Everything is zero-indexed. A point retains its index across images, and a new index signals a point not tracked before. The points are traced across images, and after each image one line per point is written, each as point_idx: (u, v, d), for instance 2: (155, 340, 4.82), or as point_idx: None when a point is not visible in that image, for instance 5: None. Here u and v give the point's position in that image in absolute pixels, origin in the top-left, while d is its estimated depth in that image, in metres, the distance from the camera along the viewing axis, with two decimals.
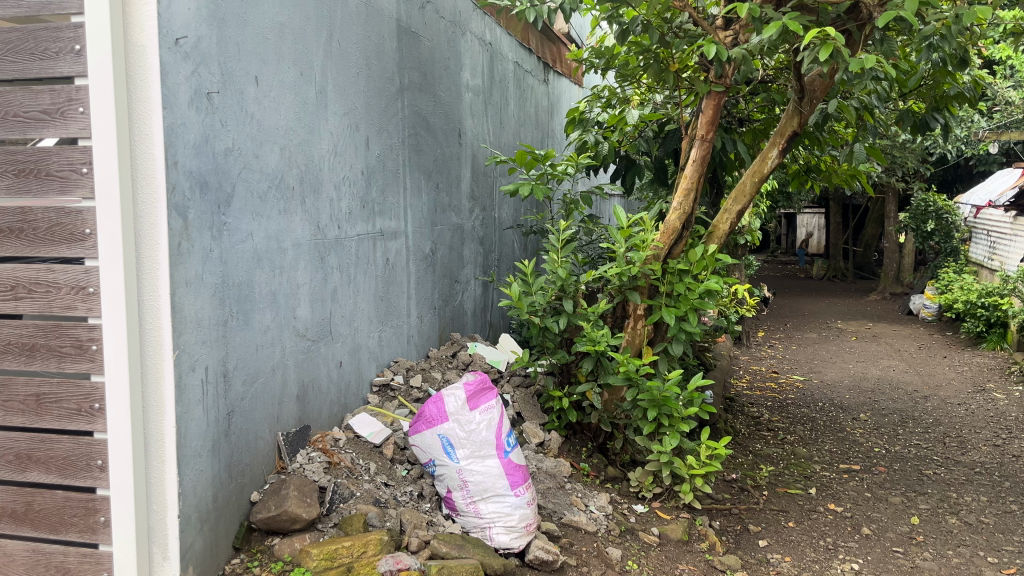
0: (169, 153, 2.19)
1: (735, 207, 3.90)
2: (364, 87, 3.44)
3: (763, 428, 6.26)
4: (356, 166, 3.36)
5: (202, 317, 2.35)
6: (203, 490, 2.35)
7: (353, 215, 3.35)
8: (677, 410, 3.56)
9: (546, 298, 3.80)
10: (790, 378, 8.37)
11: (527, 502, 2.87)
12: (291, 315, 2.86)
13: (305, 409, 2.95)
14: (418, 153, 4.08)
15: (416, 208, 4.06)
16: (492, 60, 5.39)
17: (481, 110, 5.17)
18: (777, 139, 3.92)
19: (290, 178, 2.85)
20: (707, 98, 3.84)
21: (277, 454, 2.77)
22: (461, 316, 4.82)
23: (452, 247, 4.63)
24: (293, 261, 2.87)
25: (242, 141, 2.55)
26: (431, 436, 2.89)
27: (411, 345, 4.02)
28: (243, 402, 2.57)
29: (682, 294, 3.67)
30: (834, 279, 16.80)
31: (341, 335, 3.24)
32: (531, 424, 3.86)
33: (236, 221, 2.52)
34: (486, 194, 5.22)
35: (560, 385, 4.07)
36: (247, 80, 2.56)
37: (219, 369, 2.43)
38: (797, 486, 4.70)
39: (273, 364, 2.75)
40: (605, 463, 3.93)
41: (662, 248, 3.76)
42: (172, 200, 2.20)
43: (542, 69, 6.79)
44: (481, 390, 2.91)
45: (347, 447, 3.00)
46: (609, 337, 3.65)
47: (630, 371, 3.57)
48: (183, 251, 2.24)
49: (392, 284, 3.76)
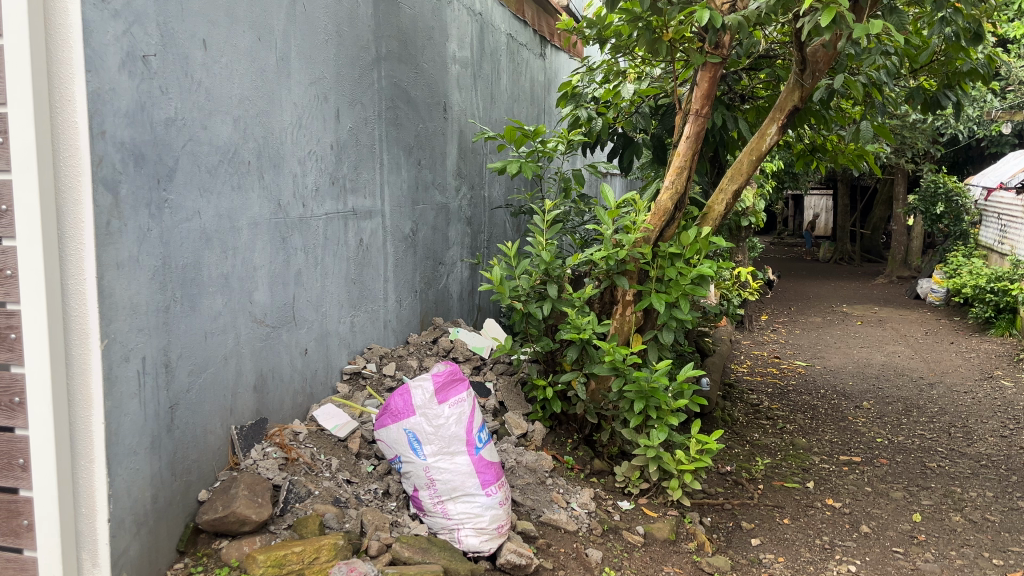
0: (95, 122, 1.97)
1: (731, 187, 3.65)
2: (335, 55, 3.21)
3: (762, 416, 6.06)
4: (325, 140, 3.15)
5: (139, 302, 2.14)
6: (140, 492, 2.17)
7: (321, 193, 3.14)
8: (666, 402, 3.34)
9: (530, 283, 3.59)
10: (792, 363, 8.16)
11: (500, 502, 2.68)
12: (247, 300, 2.66)
13: (263, 401, 2.77)
14: (398, 127, 3.86)
15: (395, 185, 3.84)
16: (483, 31, 5.14)
17: (470, 83, 4.92)
18: (777, 114, 3.62)
19: (246, 151, 2.64)
20: (702, 70, 3.55)
21: (231, 449, 2.59)
22: (446, 299, 4.62)
23: (437, 228, 4.42)
24: (249, 241, 2.67)
25: (187, 109, 2.33)
26: (397, 431, 2.68)
27: (388, 331, 3.83)
28: (189, 394, 2.38)
29: (673, 278, 3.45)
30: (840, 262, 16.53)
31: (306, 321, 3.05)
32: (514, 415, 3.67)
33: (180, 198, 2.32)
34: (475, 172, 4.99)
35: (545, 374, 3.88)
36: (192, 43, 2.34)
37: (160, 359, 2.24)
38: (794, 479, 4.50)
39: (226, 353, 2.55)
40: (592, 456, 3.74)
41: (653, 230, 3.53)
42: (98, 173, 1.98)
43: (537, 43, 6.53)
44: (451, 382, 2.72)
45: (308, 441, 2.81)
46: (595, 324, 3.45)
47: (616, 360, 3.37)
48: (113, 231, 2.04)
49: (366, 266, 3.56)
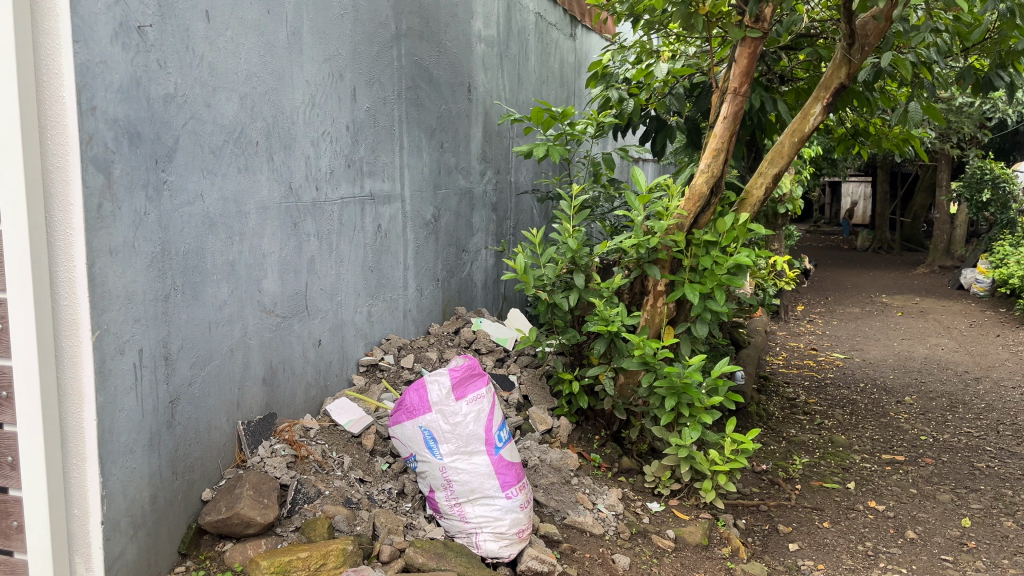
0: (85, 97, 1.83)
1: (772, 171, 3.41)
2: (351, 31, 3.05)
3: (799, 411, 5.83)
4: (340, 121, 2.99)
5: (134, 291, 2.01)
6: (136, 492, 2.03)
7: (336, 176, 2.99)
8: (700, 399, 3.16)
9: (556, 272, 3.41)
10: (830, 355, 7.88)
11: (521, 505, 2.52)
12: (255, 289, 2.52)
13: (272, 395, 2.63)
14: (419, 108, 3.69)
15: (416, 168, 3.68)
16: (510, 10, 4.94)
17: (497, 63, 4.73)
18: (821, 92, 3.35)
19: (254, 131, 2.49)
20: (741, 45, 3.31)
21: (238, 446, 2.46)
22: (470, 288, 4.46)
23: (460, 214, 4.26)
24: (257, 226, 2.52)
25: (188, 85, 2.19)
26: (413, 428, 2.53)
27: (409, 321, 3.68)
28: (191, 388, 2.25)
29: (708, 269, 3.27)
30: (878, 251, 16.06)
31: (320, 310, 2.91)
32: (538, 409, 3.50)
33: (181, 179, 2.17)
34: (500, 157, 4.81)
35: (572, 367, 3.70)
36: (194, 14, 2.19)
37: (159, 350, 2.11)
38: (834, 479, 4.28)
39: (232, 345, 2.42)
40: (620, 454, 3.56)
41: (687, 216, 3.32)
42: (88, 152, 1.85)
43: (567, 23, 6.32)
44: (469, 377, 2.55)
45: (320, 438, 2.66)
46: (624, 316, 3.27)
47: (646, 355, 3.18)
48: (105, 214, 1.90)
49: (385, 253, 3.41)
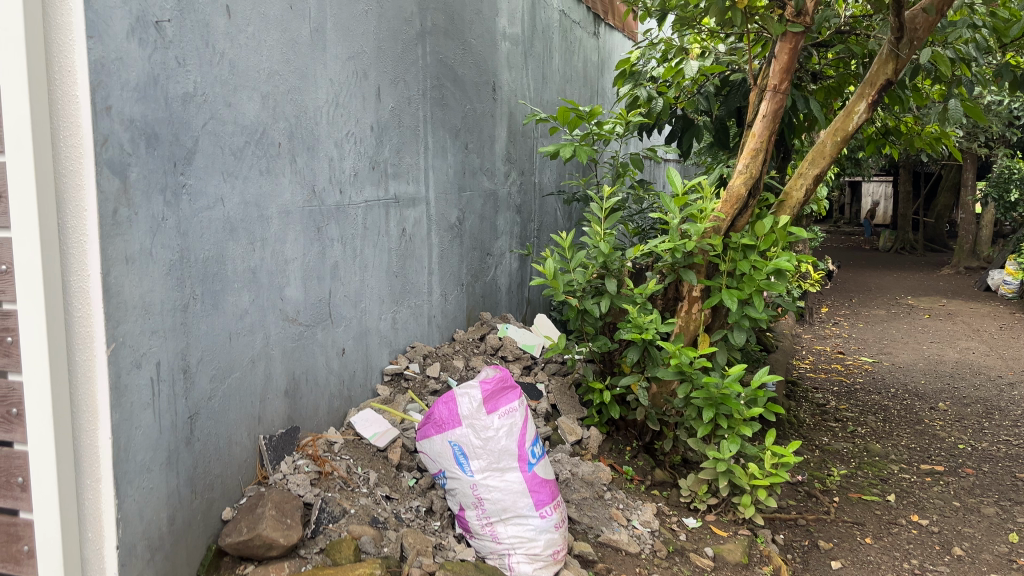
0: (99, 95, 1.72)
1: (812, 171, 3.26)
2: (375, 28, 2.93)
3: (830, 418, 5.65)
4: (364, 121, 2.88)
5: (152, 301, 1.90)
6: (153, 513, 1.93)
7: (360, 178, 2.88)
8: (739, 410, 3.01)
9: (586, 277, 3.28)
10: (858, 359, 7.69)
11: (556, 525, 2.39)
12: (277, 296, 2.41)
13: (295, 407, 2.52)
14: (444, 108, 3.57)
15: (440, 170, 3.57)
16: (534, 7, 4.82)
17: (521, 62, 4.61)
18: (866, 89, 3.20)
19: (276, 132, 2.38)
20: (781, 41, 3.17)
21: (259, 462, 2.35)
22: (494, 292, 4.34)
23: (485, 216, 4.13)
24: (279, 231, 2.41)
25: (208, 83, 2.08)
26: (442, 443, 2.42)
27: (433, 328, 3.57)
28: (211, 402, 2.14)
29: (747, 273, 3.10)
30: (901, 251, 15.79)
31: (343, 318, 2.80)
32: (567, 419, 3.38)
33: (200, 182, 2.06)
34: (525, 157, 4.69)
35: (602, 375, 3.57)
36: (214, 9, 2.08)
37: (178, 363, 2.00)
38: (873, 491, 4.12)
39: (253, 356, 2.31)
40: (653, 466, 3.42)
41: (724, 219, 3.18)
42: (103, 154, 1.74)
43: (591, 21, 6.19)
44: (501, 389, 2.44)
45: (344, 452, 2.55)
46: (659, 324, 3.13)
47: (682, 364, 3.04)
48: (120, 220, 1.79)
49: (409, 258, 3.30)
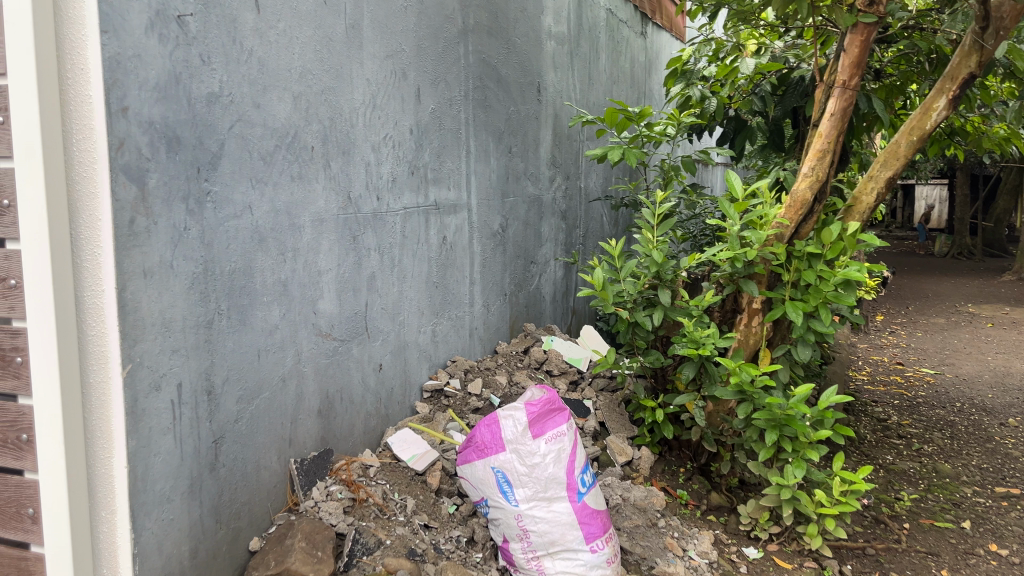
0: (115, 95, 1.59)
1: (884, 174, 3.01)
2: (415, 25, 2.78)
3: (893, 434, 5.33)
4: (403, 123, 2.72)
5: (172, 318, 1.76)
6: (174, 546, 1.78)
7: (399, 183, 2.72)
8: (805, 433, 2.77)
9: (638, 288, 3.07)
10: (919, 371, 7.31)
11: (607, 560, 2.20)
12: (310, 310, 2.27)
13: (329, 428, 2.37)
14: (487, 109, 3.41)
15: (483, 175, 3.40)
16: (580, 6, 4.64)
17: (567, 62, 4.43)
18: (945, 84, 2.96)
19: (309, 135, 2.23)
20: (851, 32, 2.94)
21: (290, 487, 2.20)
22: (539, 302, 4.15)
23: (529, 223, 3.96)
24: (313, 241, 2.27)
25: (235, 83, 1.93)
26: (484, 469, 2.24)
27: (475, 340, 3.40)
28: (238, 425, 1.99)
29: (813, 284, 2.88)
30: (959, 256, 15.16)
31: (380, 332, 2.64)
32: (617, 438, 3.18)
33: (226, 189, 1.92)
34: (570, 161, 4.50)
35: (654, 392, 3.36)
36: (242, 3, 1.94)
37: (201, 384, 1.86)
38: (945, 517, 3.82)
39: (284, 374, 2.16)
40: (708, 489, 3.19)
41: (787, 225, 2.95)
42: (118, 159, 1.60)
43: (639, 20, 5.99)
44: (548, 412, 2.27)
45: (380, 477, 2.39)
46: (717, 338, 2.91)
47: (743, 382, 2.82)
48: (138, 230, 1.65)
49: (450, 267, 3.13)
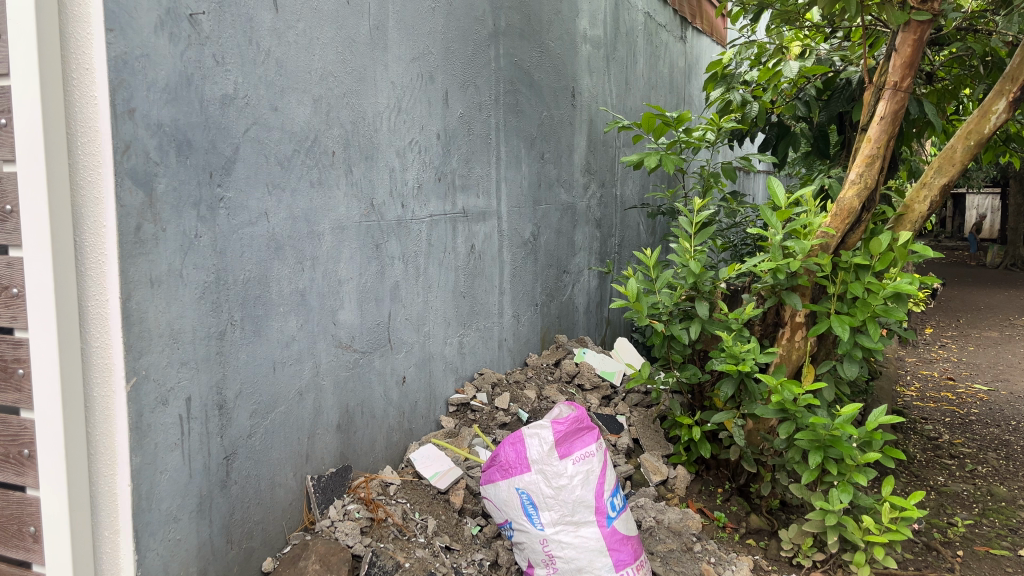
0: (122, 96, 1.52)
1: (938, 181, 2.84)
2: (443, 27, 2.69)
3: (944, 453, 5.08)
4: (429, 128, 2.64)
5: (181, 329, 1.69)
6: (181, 568, 1.71)
7: (425, 190, 2.64)
8: (851, 456, 2.60)
9: (674, 299, 2.94)
10: (971, 387, 7.00)
11: None
12: (330, 321, 2.18)
13: (349, 444, 2.29)
14: (519, 114, 3.31)
15: (514, 181, 3.30)
16: (618, 8, 4.52)
17: (603, 66, 4.31)
18: (1005, 86, 2.78)
19: (329, 139, 2.15)
20: (904, 31, 2.77)
21: (306, 505, 2.11)
22: (572, 312, 4.04)
23: (562, 231, 3.85)
24: (333, 250, 2.19)
25: (252, 85, 1.87)
26: (508, 490, 2.13)
27: (504, 352, 3.30)
28: (252, 441, 1.91)
29: (860, 297, 2.71)
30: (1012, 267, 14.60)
31: (404, 343, 2.55)
32: (651, 456, 3.06)
33: (241, 195, 1.85)
34: (606, 168, 4.38)
35: (691, 409, 3.22)
36: (259, 2, 1.87)
37: (212, 398, 1.78)
38: (1003, 544, 3.59)
39: (301, 388, 2.08)
40: (748, 511, 3.02)
41: (833, 235, 2.80)
42: (125, 163, 1.53)
43: (678, 24, 5.85)
44: (575, 431, 2.15)
45: (400, 495, 2.29)
46: (757, 354, 2.76)
47: (785, 401, 2.67)
48: (145, 237, 1.59)
49: (478, 276, 3.04)
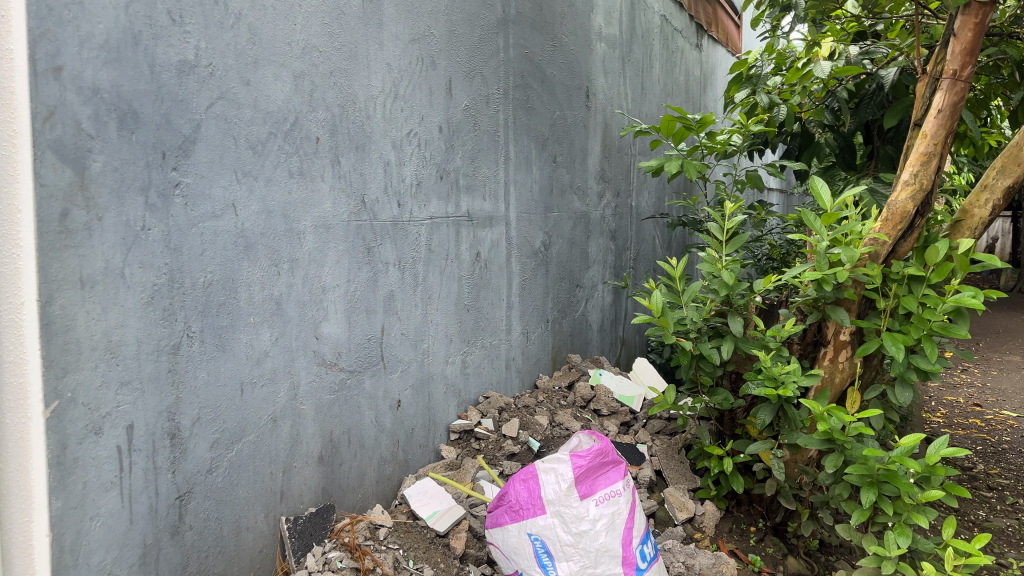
0: (46, 53, 1.23)
1: (1001, 183, 2.52)
2: (447, 7, 2.41)
3: (982, 485, 4.71)
4: (430, 119, 2.35)
5: (123, 340, 1.38)
6: None
7: (424, 189, 2.34)
8: (910, 494, 2.25)
9: (703, 314, 2.62)
10: (999, 413, 6.62)
11: None
12: (312, 336, 1.88)
13: (333, 479, 1.97)
14: (529, 112, 3.02)
15: (524, 184, 3.01)
16: (633, 8, 4.25)
17: (619, 67, 4.03)
18: None
19: (313, 124, 1.85)
20: (963, 13, 2.45)
21: (281, 552, 1.80)
22: (585, 330, 3.72)
23: (575, 242, 3.54)
24: (317, 252, 1.88)
25: (218, 52, 1.57)
26: (519, 536, 1.81)
27: (512, 373, 2.98)
28: (213, 478, 1.60)
29: (915, 313, 2.39)
30: None
31: (400, 362, 2.24)
32: (676, 490, 2.72)
33: (203, 181, 1.55)
34: (621, 176, 4.08)
35: (721, 437, 2.90)
36: None
37: (161, 424, 1.47)
38: None
39: (276, 413, 1.77)
40: (784, 553, 2.68)
41: (883, 243, 2.49)
42: (47, 134, 1.24)
43: (694, 31, 5.58)
44: (598, 467, 1.84)
45: (391, 541, 1.96)
46: (799, 376, 2.43)
47: (832, 430, 2.34)
48: (73, 226, 1.29)
49: (484, 288, 2.73)
